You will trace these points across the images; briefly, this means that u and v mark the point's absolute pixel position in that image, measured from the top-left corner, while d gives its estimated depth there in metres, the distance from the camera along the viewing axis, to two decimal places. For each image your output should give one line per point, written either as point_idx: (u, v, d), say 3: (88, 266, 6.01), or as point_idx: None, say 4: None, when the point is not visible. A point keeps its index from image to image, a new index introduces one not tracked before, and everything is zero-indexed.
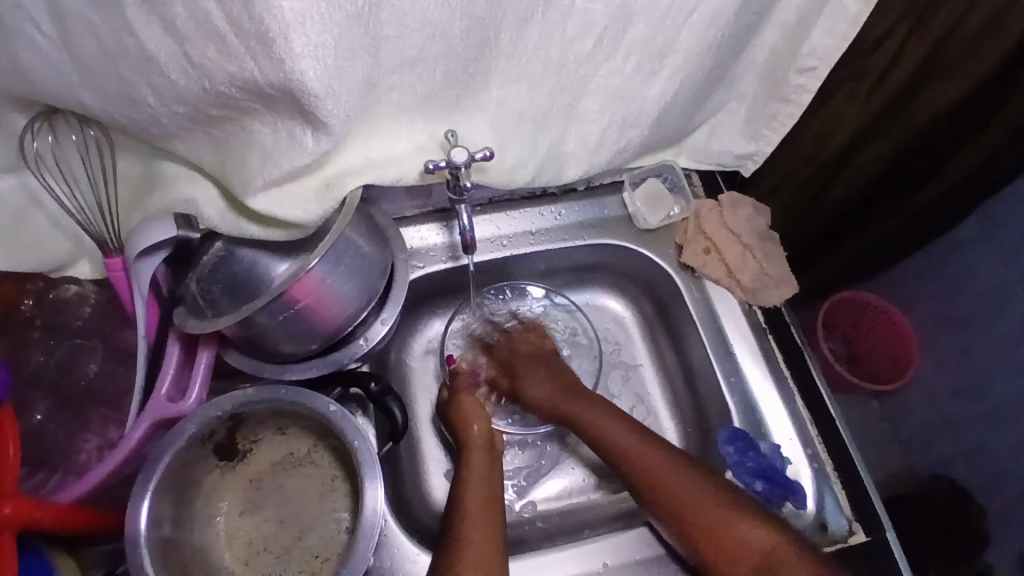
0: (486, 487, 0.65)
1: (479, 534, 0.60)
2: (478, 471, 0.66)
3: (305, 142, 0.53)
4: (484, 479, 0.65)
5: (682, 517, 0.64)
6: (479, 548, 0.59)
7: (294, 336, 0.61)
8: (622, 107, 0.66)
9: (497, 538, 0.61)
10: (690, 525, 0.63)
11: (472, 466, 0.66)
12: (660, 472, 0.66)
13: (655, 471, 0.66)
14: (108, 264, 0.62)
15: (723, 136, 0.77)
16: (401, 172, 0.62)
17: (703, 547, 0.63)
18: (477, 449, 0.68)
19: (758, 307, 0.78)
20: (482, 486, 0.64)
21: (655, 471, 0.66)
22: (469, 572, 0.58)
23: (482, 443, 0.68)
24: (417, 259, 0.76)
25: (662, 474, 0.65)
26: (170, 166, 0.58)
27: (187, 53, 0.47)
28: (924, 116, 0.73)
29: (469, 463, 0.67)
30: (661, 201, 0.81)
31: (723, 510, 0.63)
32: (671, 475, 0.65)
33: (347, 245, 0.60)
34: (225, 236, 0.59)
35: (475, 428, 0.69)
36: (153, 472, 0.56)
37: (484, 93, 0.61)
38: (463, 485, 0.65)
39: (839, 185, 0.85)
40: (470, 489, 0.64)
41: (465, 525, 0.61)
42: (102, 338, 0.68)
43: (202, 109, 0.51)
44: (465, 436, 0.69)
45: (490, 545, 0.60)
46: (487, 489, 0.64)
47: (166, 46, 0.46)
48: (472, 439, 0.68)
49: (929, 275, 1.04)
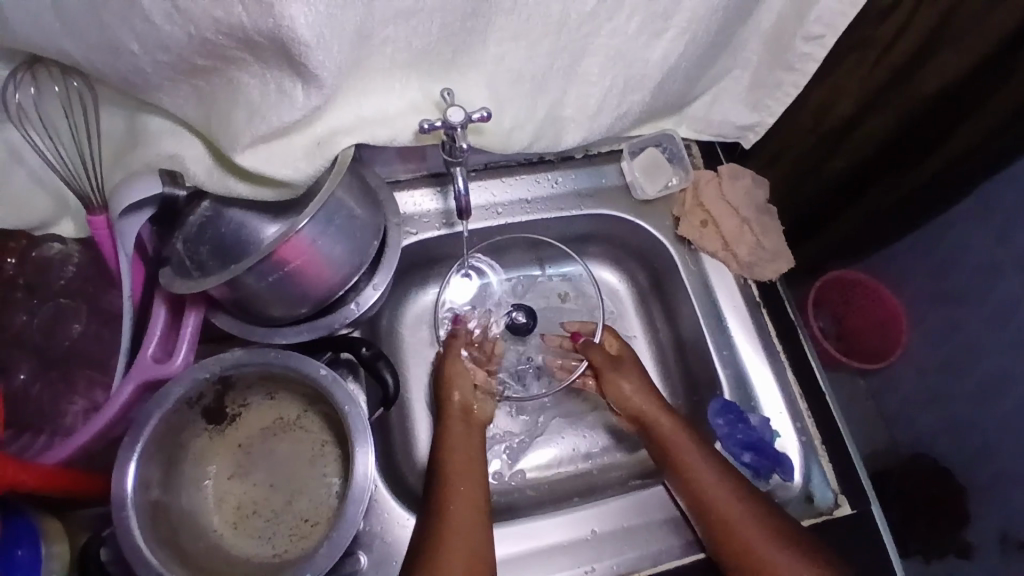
0: (467, 451, 0.65)
1: (465, 496, 0.61)
2: (455, 437, 0.66)
3: (295, 95, 0.51)
4: (462, 444, 0.66)
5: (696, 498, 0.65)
6: (462, 506, 0.60)
7: (283, 299, 0.60)
8: (623, 70, 0.65)
9: (482, 501, 0.62)
10: (707, 496, 0.64)
11: (450, 431, 0.67)
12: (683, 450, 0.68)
13: (689, 458, 0.67)
14: (91, 222, 0.60)
15: (725, 105, 0.76)
16: (395, 132, 0.61)
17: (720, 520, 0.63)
18: (454, 415, 0.69)
19: (753, 281, 0.78)
20: (459, 451, 0.65)
21: (690, 458, 0.67)
22: (451, 528, 0.58)
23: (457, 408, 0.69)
24: (411, 225, 0.74)
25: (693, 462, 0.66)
26: (153, 121, 0.56)
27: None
28: (927, 88, 0.71)
29: (447, 428, 0.67)
30: (660, 170, 0.80)
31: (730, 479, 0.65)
32: (700, 463, 0.66)
33: (339, 206, 0.58)
34: (213, 195, 0.56)
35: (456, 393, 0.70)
36: (141, 433, 0.55)
37: (481, 50, 0.59)
38: (440, 449, 0.65)
39: (839, 156, 0.84)
40: (450, 452, 0.65)
41: (446, 487, 0.62)
42: (87, 299, 0.66)
43: (188, 58, 0.49)
44: (444, 400, 0.70)
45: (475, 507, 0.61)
46: (468, 453, 0.65)
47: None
48: (451, 403, 0.69)
49: (923, 253, 1.05)
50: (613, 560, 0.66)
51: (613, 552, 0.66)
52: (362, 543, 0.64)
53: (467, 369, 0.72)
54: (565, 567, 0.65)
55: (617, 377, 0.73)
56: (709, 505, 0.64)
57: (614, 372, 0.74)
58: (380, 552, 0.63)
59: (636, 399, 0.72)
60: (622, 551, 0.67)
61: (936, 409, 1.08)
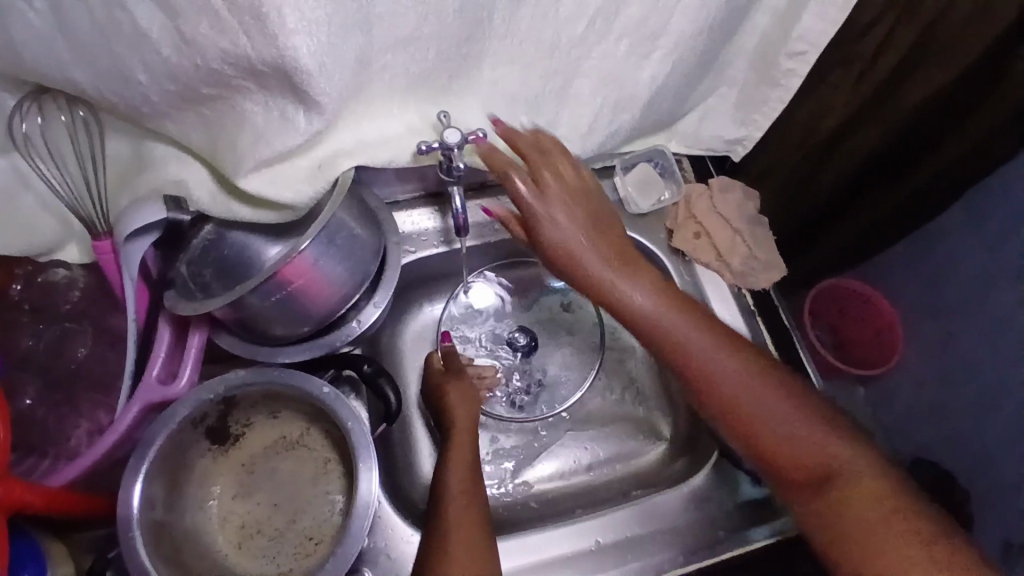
0: (468, 474, 0.64)
1: (463, 521, 0.60)
2: (459, 460, 0.65)
3: (297, 121, 0.53)
4: (464, 471, 0.64)
5: (720, 406, 0.61)
6: (467, 527, 0.60)
7: (285, 318, 0.61)
8: (615, 89, 0.67)
9: (483, 526, 0.60)
10: (739, 410, 0.60)
11: (452, 453, 0.65)
12: (689, 348, 0.62)
13: (705, 357, 0.61)
14: (97, 247, 0.61)
15: (714, 120, 0.78)
16: (393, 153, 0.62)
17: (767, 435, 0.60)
18: (462, 440, 0.67)
19: (747, 291, 0.79)
20: (461, 476, 0.63)
21: (708, 358, 0.61)
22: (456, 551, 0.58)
23: (465, 428, 0.68)
24: (409, 244, 0.76)
25: (713, 363, 0.61)
26: (158, 147, 0.58)
27: (179, 27, 0.46)
28: (911, 102, 0.73)
29: (451, 452, 0.66)
30: (652, 186, 0.81)
31: (752, 383, 0.61)
32: (722, 362, 0.61)
33: (339, 225, 0.60)
34: (216, 218, 0.58)
35: (457, 405, 0.69)
36: (147, 453, 0.56)
37: (476, 75, 0.62)
38: (443, 476, 0.64)
39: (829, 171, 0.86)
40: (453, 477, 0.63)
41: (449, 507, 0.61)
42: (92, 322, 0.67)
43: (194, 87, 0.50)
44: (450, 420, 0.69)
45: (475, 529, 0.60)
46: (468, 480, 0.63)
47: (158, 21, 0.46)
48: (456, 422, 0.68)
49: (915, 263, 1.06)
50: (617, 571, 0.66)
51: (617, 563, 0.67)
52: (367, 560, 0.64)
53: (467, 386, 0.71)
54: None
55: (544, 226, 0.62)
56: (736, 408, 0.60)
57: (557, 202, 0.62)
58: (385, 567, 0.64)
59: (582, 247, 0.62)
60: (625, 561, 0.67)
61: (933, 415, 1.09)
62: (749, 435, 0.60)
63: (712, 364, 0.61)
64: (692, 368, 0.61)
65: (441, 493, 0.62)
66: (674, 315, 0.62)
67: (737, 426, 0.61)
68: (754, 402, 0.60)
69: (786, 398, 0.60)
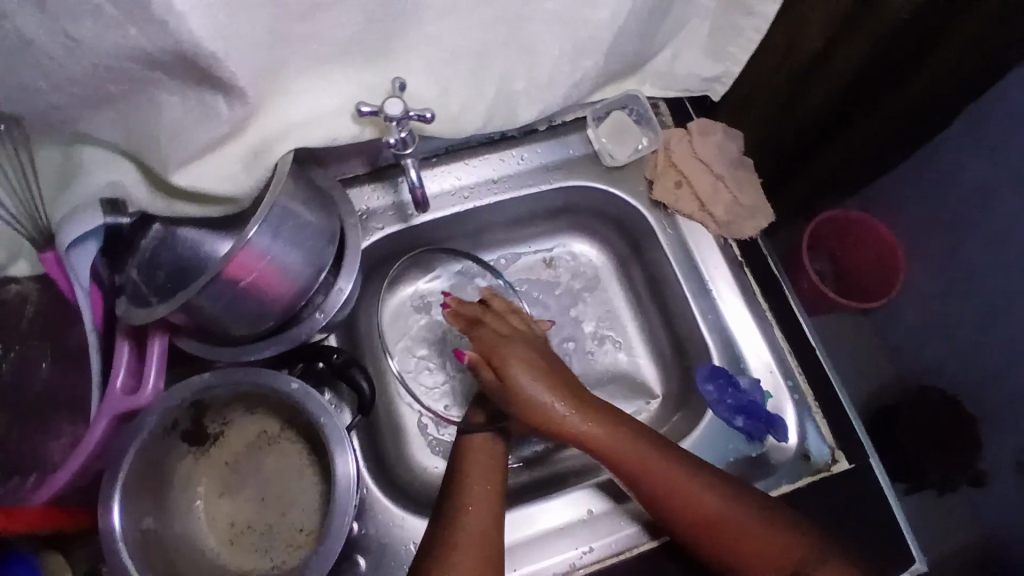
0: (489, 468, 0.63)
1: (481, 507, 0.60)
2: (477, 460, 0.64)
3: (218, 110, 0.51)
4: (484, 463, 0.64)
5: (691, 520, 0.61)
6: (479, 514, 0.60)
7: (244, 318, 0.58)
8: (573, 32, 0.62)
9: (498, 517, 0.60)
10: (682, 510, 0.61)
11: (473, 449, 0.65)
12: (642, 462, 0.62)
13: (669, 475, 0.61)
14: (42, 261, 0.59)
15: (687, 58, 0.73)
16: (333, 130, 0.58)
17: (709, 535, 0.60)
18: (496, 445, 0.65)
19: (734, 240, 0.75)
20: (483, 466, 0.63)
21: (667, 466, 0.62)
22: (469, 536, 0.58)
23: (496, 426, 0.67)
24: (375, 221, 0.72)
25: (686, 486, 0.61)
26: (87, 151, 0.55)
27: (66, 30, 0.44)
28: (892, 19, 0.66)
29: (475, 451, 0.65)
30: (627, 133, 0.77)
31: (695, 480, 0.61)
32: (662, 463, 0.62)
33: (284, 213, 0.55)
34: (162, 217, 0.55)
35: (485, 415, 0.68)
36: (119, 469, 0.55)
37: (418, 32, 0.57)
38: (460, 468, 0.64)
39: (811, 96, 0.79)
40: (475, 468, 0.63)
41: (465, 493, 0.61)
42: (51, 337, 0.65)
43: (99, 86, 0.48)
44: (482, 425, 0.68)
45: (488, 528, 0.59)
46: (491, 470, 0.63)
47: (43, 25, 0.44)
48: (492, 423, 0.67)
49: (913, 187, 1.00)
50: (611, 539, 0.65)
51: (611, 530, 0.66)
52: (359, 547, 0.63)
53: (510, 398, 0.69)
54: (562, 550, 0.65)
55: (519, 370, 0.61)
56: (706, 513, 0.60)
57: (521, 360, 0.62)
58: (377, 553, 0.63)
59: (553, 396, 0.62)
60: (619, 528, 0.66)
61: (938, 341, 1.05)
62: (710, 533, 0.60)
63: (678, 480, 0.61)
64: (639, 474, 0.62)
65: (461, 478, 0.63)
66: (620, 441, 0.62)
67: (701, 528, 0.60)
68: (715, 514, 0.60)
69: (726, 491, 0.61)
